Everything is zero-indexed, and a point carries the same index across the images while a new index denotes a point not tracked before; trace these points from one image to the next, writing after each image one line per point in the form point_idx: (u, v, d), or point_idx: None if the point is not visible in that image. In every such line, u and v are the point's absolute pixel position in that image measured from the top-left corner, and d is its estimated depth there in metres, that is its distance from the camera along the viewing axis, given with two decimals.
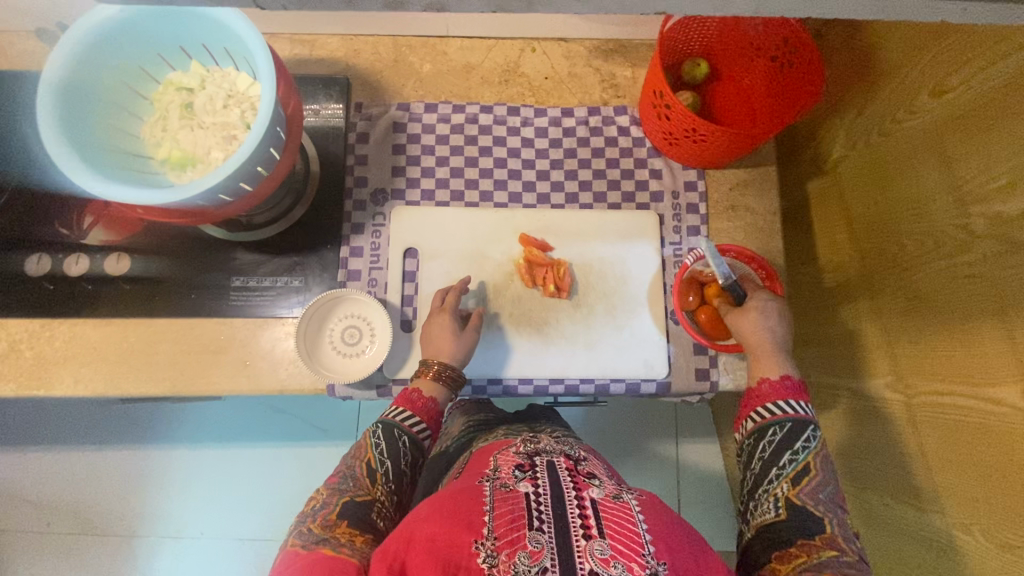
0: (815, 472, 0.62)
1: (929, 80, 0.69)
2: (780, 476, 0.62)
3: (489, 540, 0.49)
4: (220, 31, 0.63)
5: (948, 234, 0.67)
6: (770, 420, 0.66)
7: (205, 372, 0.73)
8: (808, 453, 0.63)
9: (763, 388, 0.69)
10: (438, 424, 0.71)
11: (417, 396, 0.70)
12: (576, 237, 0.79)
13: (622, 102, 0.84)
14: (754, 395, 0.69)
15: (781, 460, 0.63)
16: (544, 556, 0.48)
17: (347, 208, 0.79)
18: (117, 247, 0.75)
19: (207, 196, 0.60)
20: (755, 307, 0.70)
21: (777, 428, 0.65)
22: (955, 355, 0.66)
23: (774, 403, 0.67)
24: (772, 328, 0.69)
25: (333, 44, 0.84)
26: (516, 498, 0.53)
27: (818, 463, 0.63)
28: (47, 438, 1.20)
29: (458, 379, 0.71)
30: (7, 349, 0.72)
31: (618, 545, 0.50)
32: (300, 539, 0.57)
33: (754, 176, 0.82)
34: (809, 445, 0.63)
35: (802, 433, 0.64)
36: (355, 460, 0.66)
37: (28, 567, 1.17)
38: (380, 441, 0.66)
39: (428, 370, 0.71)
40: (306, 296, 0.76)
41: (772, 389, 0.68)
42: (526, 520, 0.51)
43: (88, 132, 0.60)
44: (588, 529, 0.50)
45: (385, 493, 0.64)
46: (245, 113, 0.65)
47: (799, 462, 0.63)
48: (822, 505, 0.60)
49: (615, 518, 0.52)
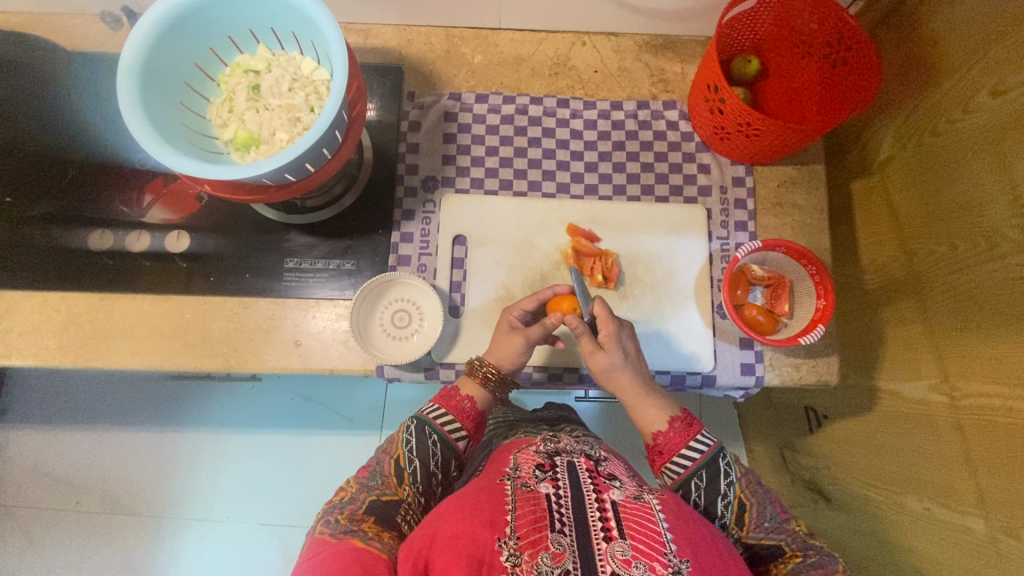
0: (750, 503, 0.64)
1: (987, 80, 0.69)
2: (727, 525, 0.63)
3: (511, 539, 0.50)
4: (291, 15, 0.64)
5: (1004, 235, 0.66)
6: (687, 473, 0.65)
7: (257, 351, 0.74)
8: (734, 489, 0.64)
9: (660, 442, 0.69)
10: (473, 424, 0.71)
11: (453, 394, 0.72)
12: (623, 228, 0.79)
13: (671, 96, 0.85)
14: (659, 450, 0.68)
15: (718, 510, 0.63)
16: (566, 558, 0.49)
17: (398, 194, 0.81)
18: (177, 225, 0.77)
19: (273, 175, 0.61)
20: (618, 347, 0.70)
21: (697, 479, 0.64)
22: (1008, 357, 0.65)
23: (679, 455, 0.67)
24: (634, 367, 0.71)
25: (387, 34, 0.85)
26: (538, 498, 0.54)
27: (748, 491, 0.64)
28: (83, 416, 1.23)
29: (504, 384, 0.72)
30: (67, 322, 0.74)
31: (639, 545, 0.50)
32: (329, 528, 0.59)
33: (802, 175, 0.82)
34: (732, 481, 0.64)
35: (718, 471, 0.65)
36: (385, 456, 0.68)
37: (56, 544, 1.19)
38: (412, 438, 0.68)
39: (478, 373, 0.72)
40: (357, 278, 0.77)
41: (668, 441, 0.68)
42: (548, 522, 0.51)
43: (162, 112, 0.62)
44: (609, 531, 0.51)
45: (413, 494, 0.66)
46: (310, 96, 0.66)
47: (732, 502, 0.64)
48: (773, 533, 0.62)
49: (635, 518, 0.52)
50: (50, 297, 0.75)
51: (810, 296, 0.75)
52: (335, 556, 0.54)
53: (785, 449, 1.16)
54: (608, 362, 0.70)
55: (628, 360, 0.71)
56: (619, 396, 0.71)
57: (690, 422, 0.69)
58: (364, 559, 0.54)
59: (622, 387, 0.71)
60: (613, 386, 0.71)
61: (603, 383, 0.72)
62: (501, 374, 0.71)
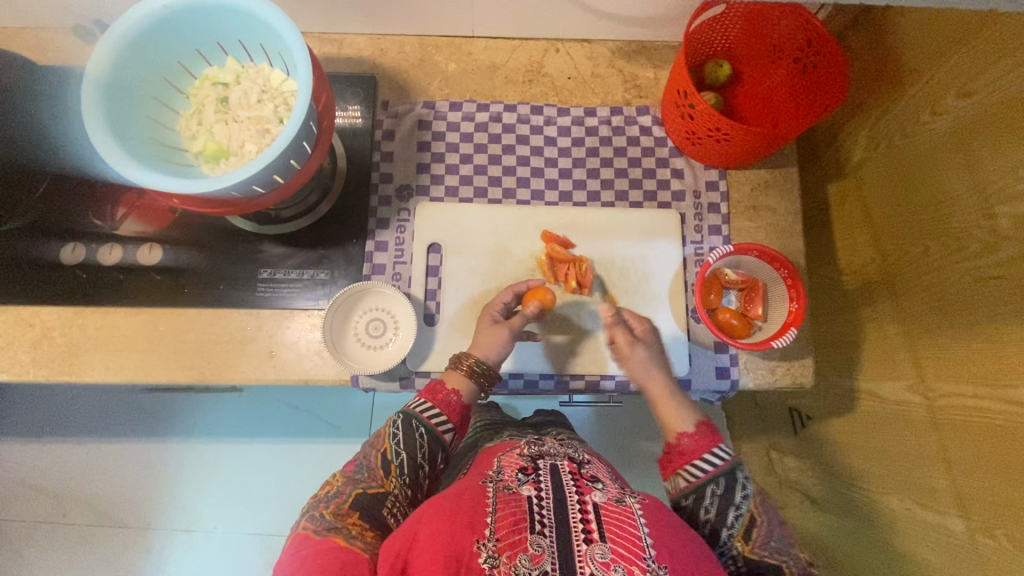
0: (759, 521, 0.62)
1: (954, 82, 0.70)
2: (731, 535, 0.61)
3: (490, 541, 0.50)
4: (257, 27, 0.64)
5: (973, 235, 0.67)
6: (703, 479, 0.64)
7: (232, 362, 0.74)
8: (747, 503, 0.62)
9: (684, 444, 0.67)
10: (459, 418, 0.70)
11: (441, 388, 0.70)
12: (598, 234, 0.80)
13: (644, 102, 0.85)
14: (684, 449, 0.67)
15: (726, 519, 0.62)
16: (545, 560, 0.48)
17: (372, 203, 0.81)
18: (149, 238, 0.77)
19: (241, 187, 0.61)
20: (647, 346, 0.73)
21: (712, 484, 0.63)
22: (981, 356, 0.65)
23: (700, 460, 0.65)
24: (660, 368, 0.72)
25: (360, 43, 0.85)
26: (519, 500, 0.53)
27: (760, 510, 0.63)
28: (68, 428, 1.22)
29: (488, 378, 0.71)
30: (41, 336, 0.74)
31: (619, 548, 0.50)
32: (313, 523, 0.59)
33: (774, 178, 0.82)
34: (746, 495, 0.63)
35: (734, 483, 0.63)
36: (372, 450, 0.68)
37: (41, 558, 1.18)
38: (398, 432, 0.68)
39: (462, 364, 0.71)
40: (331, 288, 0.77)
41: (693, 444, 0.67)
42: (528, 523, 0.51)
43: (129, 125, 0.62)
44: (589, 533, 0.50)
45: (399, 486, 0.65)
46: (279, 108, 0.66)
47: (742, 515, 0.62)
48: (777, 554, 0.60)
49: (616, 522, 0.52)
50: (24, 311, 0.75)
51: (782, 299, 0.75)
52: (316, 553, 0.54)
53: (772, 451, 1.16)
54: (640, 359, 0.72)
55: (658, 360, 0.73)
56: (649, 397, 0.72)
57: (714, 432, 0.68)
58: (346, 557, 0.54)
59: (654, 385, 0.72)
60: (645, 384, 0.72)
61: (633, 383, 0.73)
62: (487, 367, 0.71)
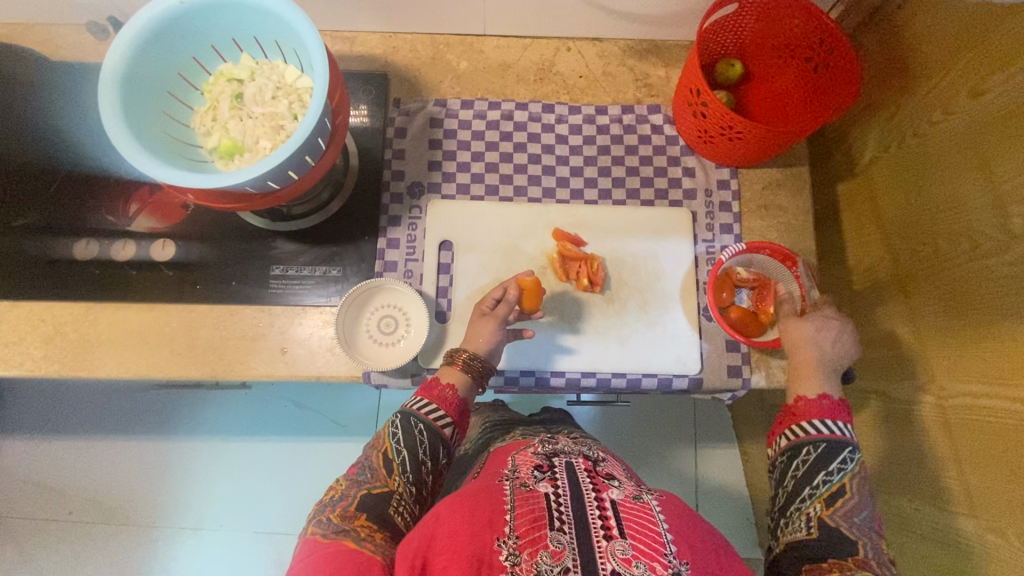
0: (850, 494, 0.61)
1: (965, 82, 0.70)
2: (813, 496, 0.61)
3: (511, 538, 0.50)
4: (273, 23, 0.65)
5: (985, 234, 0.67)
6: (804, 439, 0.65)
7: (244, 358, 0.74)
8: (842, 475, 0.62)
9: (799, 406, 0.68)
10: (458, 412, 0.70)
11: (435, 384, 0.71)
12: (610, 232, 0.80)
13: (656, 101, 0.85)
14: (798, 408, 0.68)
15: (814, 480, 0.62)
16: (566, 556, 0.48)
17: (384, 201, 0.81)
18: (162, 234, 0.77)
19: (256, 182, 0.61)
20: (808, 321, 0.70)
21: (810, 447, 0.64)
22: (993, 356, 0.65)
23: (809, 421, 0.66)
24: (821, 344, 0.69)
25: (372, 41, 0.86)
26: (537, 497, 0.53)
27: (854, 486, 0.61)
28: (75, 425, 1.22)
29: (482, 372, 0.71)
30: (53, 331, 0.74)
31: (639, 545, 0.49)
32: (321, 528, 0.59)
33: (786, 177, 0.82)
34: (844, 468, 0.62)
35: (836, 455, 0.63)
36: (374, 451, 0.68)
37: (46, 555, 1.18)
38: (398, 431, 0.68)
39: (456, 358, 0.71)
40: (343, 285, 0.77)
41: (808, 408, 0.67)
42: (547, 520, 0.51)
43: (145, 120, 0.62)
44: (609, 529, 0.50)
45: (403, 484, 0.65)
46: (293, 104, 0.67)
47: (833, 483, 0.61)
48: (856, 529, 0.59)
49: (635, 518, 0.52)
50: (36, 307, 0.75)
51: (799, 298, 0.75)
52: (328, 556, 0.54)
53: None
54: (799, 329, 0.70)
55: (821, 335, 0.70)
56: (791, 364, 0.71)
57: (839, 408, 0.67)
58: (358, 559, 0.53)
59: (803, 355, 0.70)
60: (794, 351, 0.70)
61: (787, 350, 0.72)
62: (484, 363, 0.71)
